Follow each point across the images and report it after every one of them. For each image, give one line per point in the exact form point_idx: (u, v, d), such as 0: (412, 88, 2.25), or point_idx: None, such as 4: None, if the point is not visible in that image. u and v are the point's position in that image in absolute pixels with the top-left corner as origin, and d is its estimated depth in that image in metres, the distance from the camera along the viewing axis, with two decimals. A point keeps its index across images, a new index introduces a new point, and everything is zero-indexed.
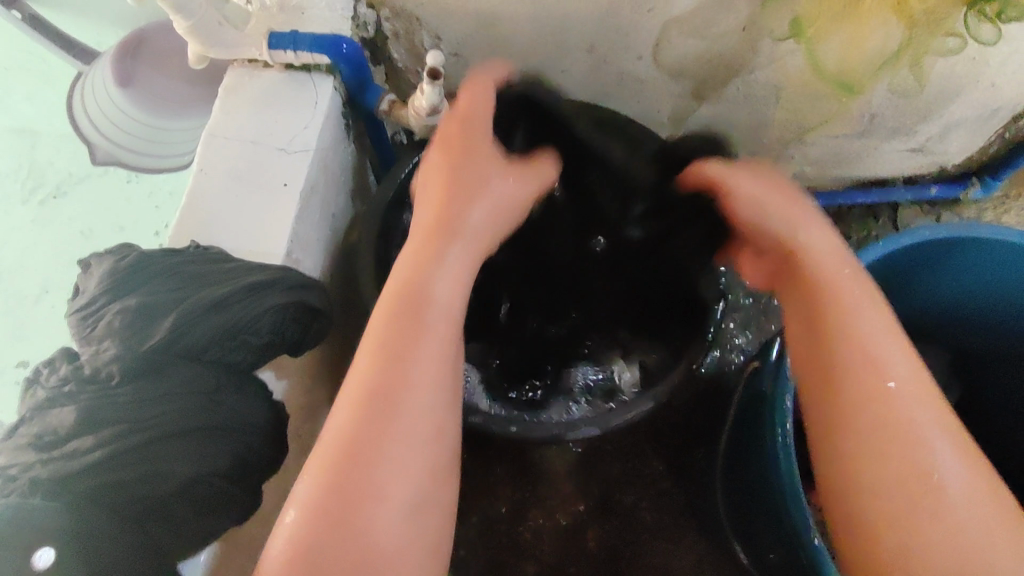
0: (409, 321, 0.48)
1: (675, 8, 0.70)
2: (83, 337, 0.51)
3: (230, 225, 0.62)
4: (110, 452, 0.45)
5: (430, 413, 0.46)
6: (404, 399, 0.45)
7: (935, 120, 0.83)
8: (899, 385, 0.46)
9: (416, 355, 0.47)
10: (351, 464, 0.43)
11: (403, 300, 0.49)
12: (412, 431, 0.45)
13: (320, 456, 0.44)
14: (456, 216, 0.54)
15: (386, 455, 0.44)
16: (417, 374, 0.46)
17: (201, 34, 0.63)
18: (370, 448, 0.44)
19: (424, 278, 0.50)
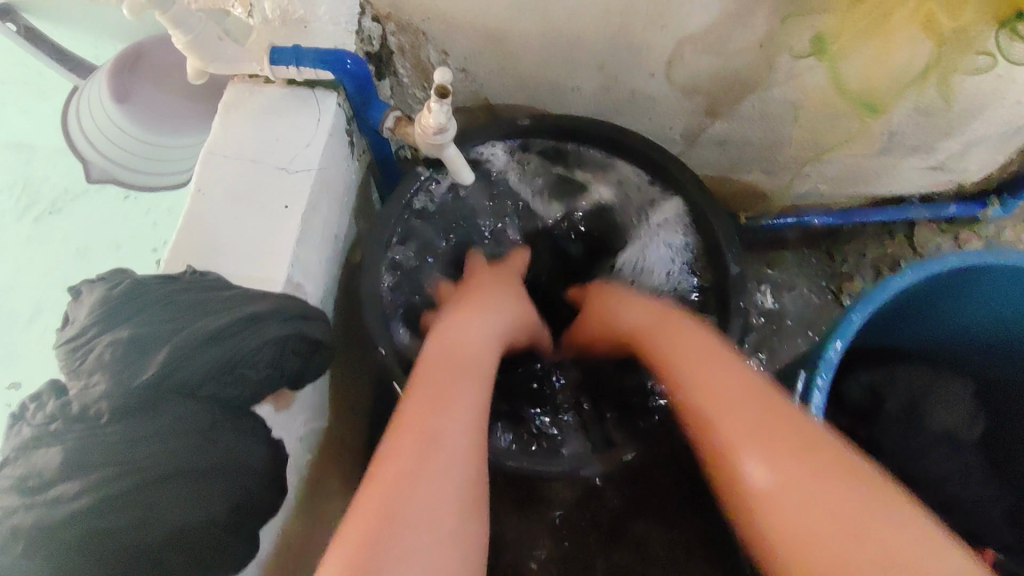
0: (448, 369, 0.56)
1: (689, 25, 0.68)
2: (71, 371, 0.48)
3: (229, 248, 0.59)
4: (97, 499, 0.43)
5: (468, 436, 0.50)
6: (445, 422, 0.50)
7: (956, 138, 0.79)
8: (774, 411, 0.49)
9: (455, 392, 0.53)
10: (390, 489, 0.45)
11: (441, 357, 0.57)
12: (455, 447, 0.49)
13: (375, 475, 0.47)
14: (474, 307, 0.67)
15: (433, 464, 0.47)
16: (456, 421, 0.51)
17: (200, 49, 0.60)
18: (417, 456, 0.47)
19: (460, 349, 0.59)
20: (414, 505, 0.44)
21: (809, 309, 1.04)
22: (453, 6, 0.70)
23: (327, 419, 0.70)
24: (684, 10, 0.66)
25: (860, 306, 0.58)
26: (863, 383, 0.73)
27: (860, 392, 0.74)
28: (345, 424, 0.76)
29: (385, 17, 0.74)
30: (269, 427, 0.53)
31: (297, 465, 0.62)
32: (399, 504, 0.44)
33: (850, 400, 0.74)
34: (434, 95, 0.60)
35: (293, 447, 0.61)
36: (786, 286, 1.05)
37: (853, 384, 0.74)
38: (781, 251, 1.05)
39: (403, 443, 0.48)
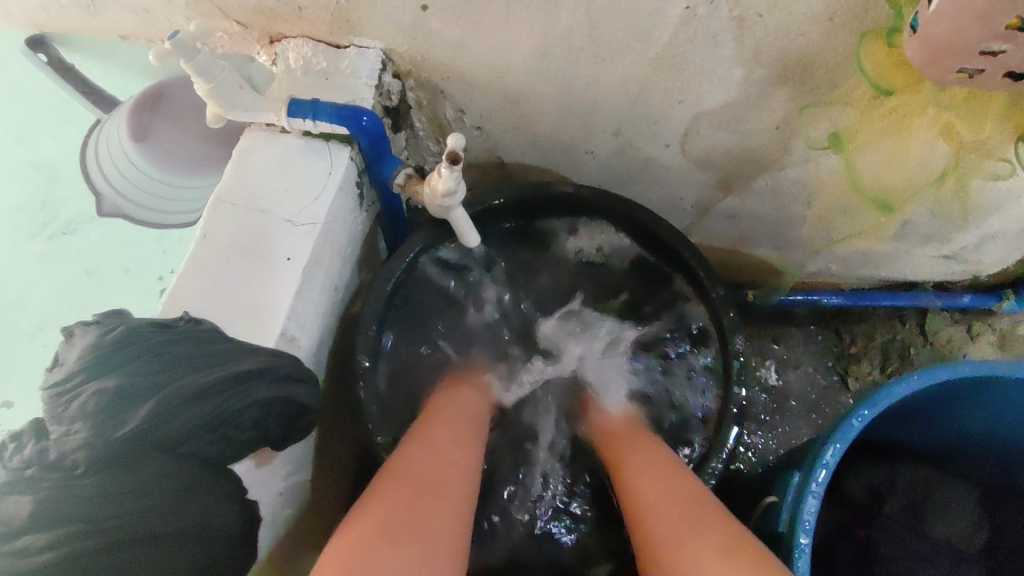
0: (457, 434, 0.63)
1: (706, 102, 0.68)
2: (53, 415, 0.47)
3: (227, 298, 0.59)
4: (64, 556, 0.42)
5: (466, 471, 0.59)
6: (451, 454, 0.59)
7: (972, 231, 0.78)
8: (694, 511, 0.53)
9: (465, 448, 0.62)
10: (409, 479, 0.53)
11: (458, 428, 0.64)
12: (459, 465, 0.58)
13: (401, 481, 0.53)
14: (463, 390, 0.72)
15: (442, 477, 0.55)
16: (468, 457, 0.61)
17: (219, 97, 0.61)
18: (439, 465, 0.56)
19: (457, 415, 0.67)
20: (434, 489, 0.53)
21: (814, 390, 1.02)
22: (473, 65, 0.70)
23: (312, 470, 0.69)
24: (704, 88, 0.66)
25: (864, 408, 0.56)
26: (863, 481, 0.71)
27: (861, 488, 0.71)
28: (331, 474, 0.75)
29: (406, 73, 0.74)
30: (244, 487, 0.52)
31: (272, 520, 0.60)
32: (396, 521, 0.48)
33: (847, 493, 0.71)
34: (445, 160, 0.60)
35: (269, 502, 0.59)
36: (791, 363, 1.03)
37: (853, 480, 0.71)
38: (786, 326, 1.04)
39: (425, 460, 0.56)
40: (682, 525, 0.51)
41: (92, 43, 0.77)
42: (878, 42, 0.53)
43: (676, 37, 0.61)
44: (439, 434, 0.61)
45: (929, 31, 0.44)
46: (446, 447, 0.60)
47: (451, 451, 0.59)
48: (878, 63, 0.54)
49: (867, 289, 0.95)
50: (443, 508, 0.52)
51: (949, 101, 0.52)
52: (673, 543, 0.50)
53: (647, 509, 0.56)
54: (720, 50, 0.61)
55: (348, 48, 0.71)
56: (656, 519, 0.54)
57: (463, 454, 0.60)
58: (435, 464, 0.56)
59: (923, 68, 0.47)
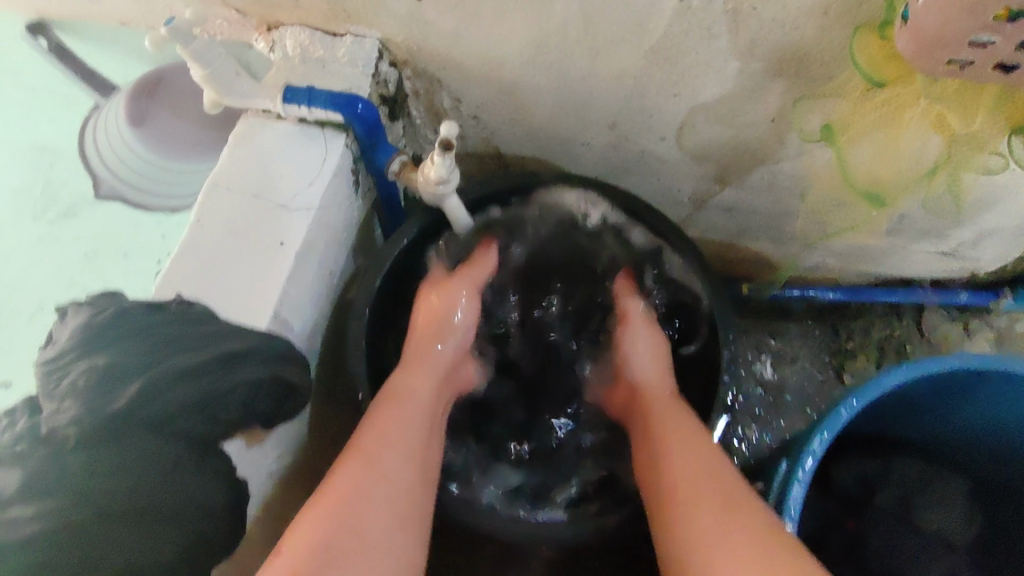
0: (394, 412, 0.60)
1: (701, 95, 0.68)
2: (46, 392, 0.48)
3: (220, 281, 0.60)
4: (51, 530, 0.42)
5: (404, 461, 0.57)
6: (382, 451, 0.56)
7: (969, 227, 0.77)
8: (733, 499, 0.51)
9: (403, 429, 0.59)
10: (336, 493, 0.52)
11: (388, 400, 0.61)
12: (394, 462, 0.56)
13: (326, 499, 0.51)
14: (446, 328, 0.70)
15: (372, 479, 0.54)
16: (408, 433, 0.59)
17: (213, 83, 0.63)
18: (371, 460, 0.55)
19: (408, 388, 0.63)
20: (366, 499, 0.52)
21: (810, 384, 1.02)
22: (469, 55, 0.71)
23: (304, 454, 0.69)
24: (698, 80, 0.66)
25: (852, 399, 0.56)
26: (856, 473, 0.71)
27: (854, 481, 0.71)
28: (323, 458, 0.75)
29: (402, 63, 0.74)
30: (234, 467, 0.53)
31: (263, 501, 0.61)
32: (341, 507, 0.51)
33: (840, 486, 0.72)
34: (438, 147, 0.60)
35: (260, 483, 0.60)
36: (787, 357, 1.03)
37: (846, 472, 0.72)
38: (783, 321, 1.04)
39: (354, 464, 0.54)
40: (715, 521, 0.50)
41: (94, 29, 0.77)
42: (871, 35, 0.53)
43: (670, 29, 0.61)
44: (376, 421, 0.59)
45: (919, 23, 0.44)
46: (375, 439, 0.57)
47: (378, 445, 0.56)
48: (872, 56, 0.53)
49: (864, 285, 0.94)
50: (375, 519, 0.51)
51: (939, 93, 0.52)
52: (714, 535, 0.49)
53: (673, 490, 0.55)
54: (715, 43, 0.61)
55: (345, 37, 0.71)
56: (691, 499, 0.52)
57: (397, 442, 0.57)
58: (370, 467, 0.54)
59: (914, 61, 0.47)
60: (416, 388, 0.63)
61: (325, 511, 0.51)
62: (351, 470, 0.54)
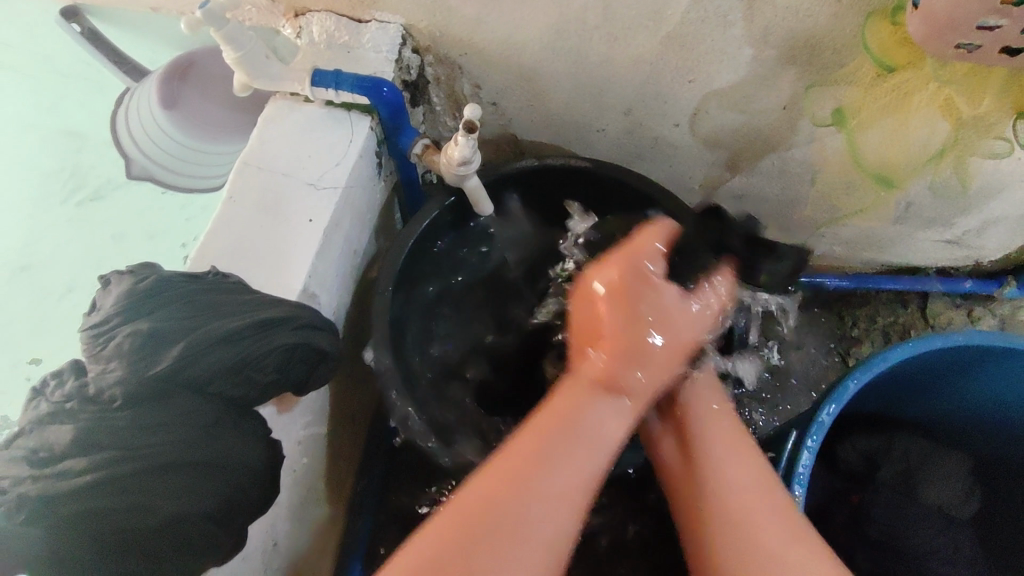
0: (560, 436, 0.45)
1: (715, 82, 0.70)
2: (91, 354, 0.51)
3: (251, 255, 0.62)
4: (101, 479, 0.45)
5: (562, 506, 0.43)
6: (537, 486, 0.43)
7: (974, 215, 0.80)
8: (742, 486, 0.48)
9: (561, 463, 0.44)
10: (470, 531, 0.41)
11: (559, 419, 0.46)
12: (552, 510, 0.42)
13: (453, 523, 0.41)
14: (644, 332, 0.50)
15: (521, 520, 0.41)
16: (578, 465, 0.45)
17: (246, 66, 0.65)
18: (524, 497, 0.42)
19: (577, 415, 0.46)
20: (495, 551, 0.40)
21: (815, 369, 1.04)
22: (490, 42, 0.73)
23: (326, 425, 0.72)
24: (713, 67, 0.68)
25: (856, 373, 0.59)
26: (859, 449, 0.72)
27: (856, 456, 0.73)
28: (344, 431, 0.78)
29: (425, 49, 0.76)
30: (269, 429, 0.55)
31: (292, 466, 0.64)
32: (483, 527, 0.41)
33: (843, 460, 0.73)
34: (462, 128, 0.63)
35: (289, 448, 0.63)
36: (793, 343, 1.05)
37: (848, 447, 0.73)
38: (790, 308, 1.06)
39: (500, 490, 0.42)
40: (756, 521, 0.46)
41: (125, 15, 0.80)
42: (882, 21, 0.55)
43: (687, 16, 0.63)
44: (536, 434, 0.45)
45: (931, 6, 0.47)
46: (529, 464, 0.44)
47: (532, 471, 0.43)
48: (882, 42, 0.56)
49: (870, 272, 0.96)
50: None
51: (949, 76, 0.54)
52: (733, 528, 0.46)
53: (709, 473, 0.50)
54: (730, 31, 0.63)
55: (370, 23, 0.74)
56: (721, 488, 0.49)
57: (561, 476, 0.44)
58: (531, 500, 0.42)
59: (925, 43, 0.49)
60: (600, 421, 0.47)
61: (460, 527, 0.41)
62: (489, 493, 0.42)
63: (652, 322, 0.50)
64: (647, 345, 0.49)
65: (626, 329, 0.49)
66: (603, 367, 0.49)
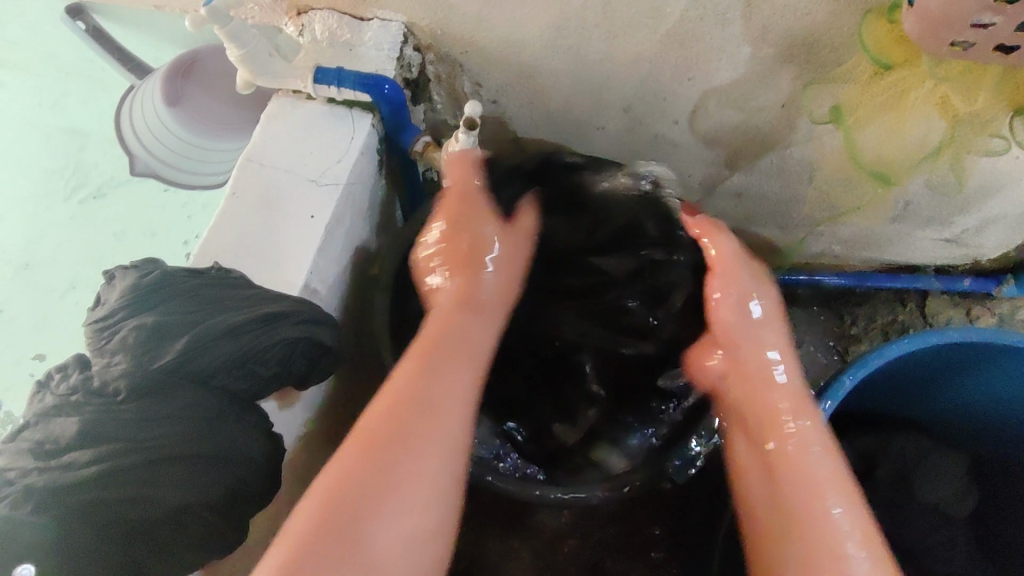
0: (400, 415, 0.51)
1: (714, 80, 0.71)
2: (97, 348, 0.51)
3: (254, 251, 0.63)
4: (105, 470, 0.45)
5: (436, 443, 0.51)
6: (404, 434, 0.50)
7: (972, 214, 0.80)
8: (842, 513, 0.50)
9: (429, 413, 0.51)
10: (354, 484, 0.48)
11: (389, 407, 0.51)
12: (419, 448, 0.50)
13: (327, 487, 0.48)
14: (472, 284, 0.61)
15: (394, 465, 0.49)
16: (445, 404, 0.53)
17: (250, 63, 0.65)
18: (381, 459, 0.49)
19: (414, 394, 0.52)
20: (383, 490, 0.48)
21: (814, 368, 1.06)
22: (490, 40, 0.73)
23: (328, 421, 0.72)
24: (712, 65, 0.69)
25: (851, 369, 0.59)
26: (856, 448, 0.74)
27: (854, 456, 0.74)
28: (345, 427, 0.78)
29: (426, 47, 0.77)
30: (271, 423, 0.56)
31: (293, 461, 0.64)
32: (359, 486, 0.48)
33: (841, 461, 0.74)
34: (463, 125, 0.64)
35: (290, 443, 0.63)
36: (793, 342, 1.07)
37: (847, 446, 0.74)
38: (790, 306, 1.07)
39: (369, 446, 0.49)
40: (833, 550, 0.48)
41: (129, 13, 0.80)
42: (878, 20, 0.56)
43: (686, 14, 0.63)
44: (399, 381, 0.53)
45: (925, 4, 0.47)
46: (390, 419, 0.51)
47: (399, 427, 0.50)
48: (879, 39, 0.56)
49: (869, 270, 0.97)
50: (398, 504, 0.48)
51: (945, 75, 0.54)
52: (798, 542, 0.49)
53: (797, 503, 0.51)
54: (729, 29, 0.64)
55: (372, 21, 0.74)
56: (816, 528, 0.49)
57: (438, 413, 0.52)
58: (392, 448, 0.49)
59: (921, 41, 0.50)
60: (445, 391, 0.53)
61: (329, 506, 0.47)
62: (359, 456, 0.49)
63: (449, 254, 0.62)
64: (470, 276, 0.61)
65: (462, 265, 0.62)
66: (455, 293, 0.61)
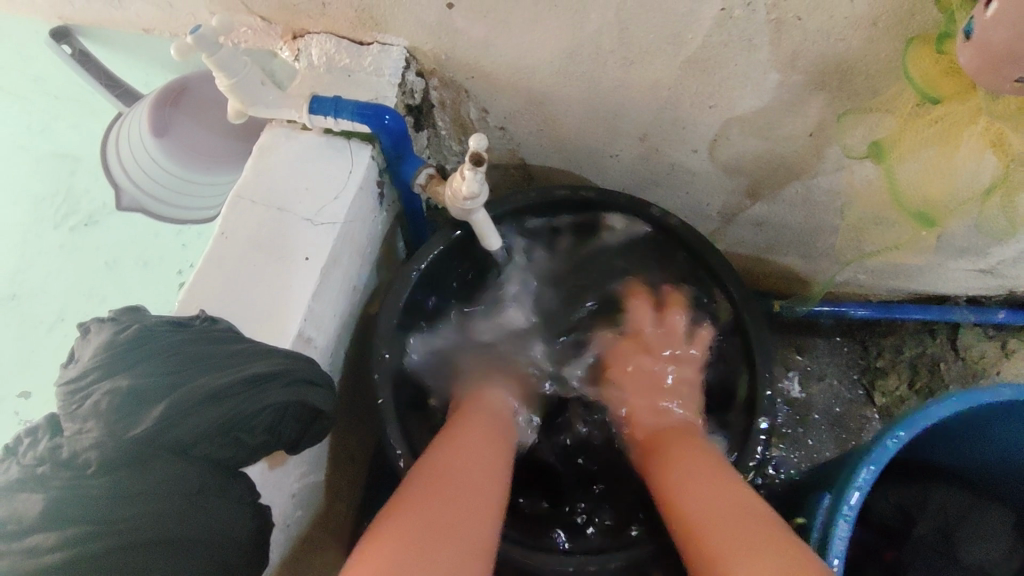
0: (448, 483, 0.53)
1: (738, 107, 0.66)
2: (67, 412, 0.47)
3: (243, 297, 0.58)
4: (71, 558, 0.41)
5: (478, 510, 0.52)
6: (450, 495, 0.52)
7: (1012, 246, 0.75)
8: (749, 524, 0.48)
9: (471, 486, 0.54)
10: (407, 531, 0.47)
11: (436, 477, 0.54)
12: (466, 509, 0.51)
13: (384, 548, 0.46)
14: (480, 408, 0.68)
15: (449, 523, 0.49)
16: (483, 483, 0.55)
17: (241, 93, 0.61)
18: (436, 514, 0.49)
19: (458, 467, 0.56)
20: (437, 542, 0.47)
21: (838, 404, 0.98)
22: (498, 66, 0.69)
23: (324, 471, 0.68)
24: (736, 93, 0.64)
25: (899, 429, 0.54)
26: (892, 501, 0.68)
27: (890, 508, 0.69)
28: (344, 474, 0.74)
29: (429, 72, 0.72)
30: (258, 492, 0.51)
31: (285, 523, 0.59)
32: (418, 539, 0.47)
33: (876, 514, 0.69)
34: (468, 161, 0.58)
35: (284, 503, 0.59)
36: (815, 374, 1.00)
37: (881, 498, 0.69)
38: (811, 337, 1.01)
39: (418, 505, 0.50)
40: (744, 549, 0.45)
41: (117, 35, 0.77)
42: (925, 47, 0.51)
43: (709, 39, 0.59)
44: (440, 463, 0.56)
45: (987, 37, 0.42)
46: (438, 487, 0.53)
47: (445, 492, 0.52)
48: (926, 73, 0.51)
49: (898, 302, 0.92)
50: (447, 552, 0.46)
51: (1002, 111, 0.49)
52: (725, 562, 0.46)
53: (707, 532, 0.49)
54: (755, 54, 0.59)
55: (372, 46, 0.69)
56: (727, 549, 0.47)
57: (473, 482, 0.55)
58: (441, 508, 0.50)
59: (977, 76, 0.45)
60: (485, 478, 0.56)
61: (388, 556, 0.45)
62: (409, 515, 0.49)
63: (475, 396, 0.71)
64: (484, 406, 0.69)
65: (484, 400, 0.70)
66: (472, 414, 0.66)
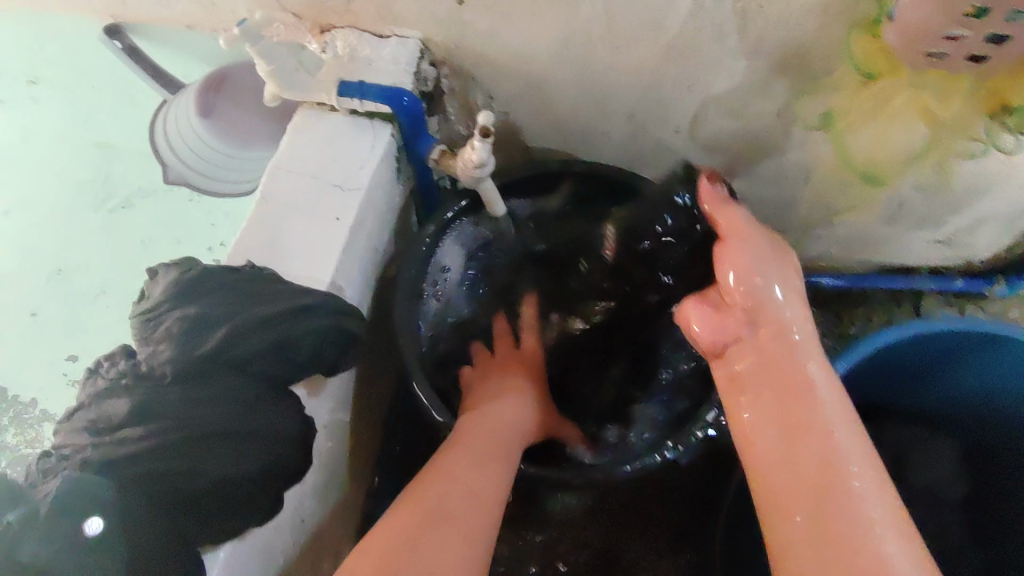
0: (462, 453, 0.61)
1: (713, 89, 0.75)
2: (142, 337, 0.56)
3: (285, 250, 0.67)
4: (152, 447, 0.49)
5: (485, 470, 0.60)
6: (459, 462, 0.60)
7: (961, 215, 0.84)
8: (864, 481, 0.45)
9: (478, 455, 0.62)
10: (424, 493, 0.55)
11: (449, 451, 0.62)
12: (474, 471, 0.59)
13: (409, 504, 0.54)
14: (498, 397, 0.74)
15: (457, 481, 0.57)
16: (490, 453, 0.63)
17: (276, 78, 0.70)
18: (446, 476, 0.57)
19: (471, 440, 0.64)
20: (447, 498, 0.55)
21: None
22: (502, 54, 0.78)
23: (351, 411, 0.76)
24: (710, 76, 0.73)
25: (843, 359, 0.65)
26: None
27: None
28: (366, 420, 0.82)
29: (441, 61, 0.82)
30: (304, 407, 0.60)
31: (320, 448, 0.68)
32: (431, 496, 0.54)
33: None
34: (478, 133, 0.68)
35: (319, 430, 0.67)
36: None
37: None
38: None
39: (432, 473, 0.58)
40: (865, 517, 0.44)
41: (162, 31, 0.86)
42: (863, 31, 0.60)
43: (684, 29, 0.68)
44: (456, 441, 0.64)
45: (904, 19, 0.52)
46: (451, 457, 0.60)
47: (455, 460, 0.60)
48: (865, 51, 0.60)
49: (868, 273, 1.01)
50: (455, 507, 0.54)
51: (925, 83, 0.58)
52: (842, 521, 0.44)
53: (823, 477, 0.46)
54: (725, 42, 0.68)
55: (390, 38, 0.79)
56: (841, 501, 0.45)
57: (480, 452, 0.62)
58: (450, 471, 0.58)
59: (901, 52, 0.54)
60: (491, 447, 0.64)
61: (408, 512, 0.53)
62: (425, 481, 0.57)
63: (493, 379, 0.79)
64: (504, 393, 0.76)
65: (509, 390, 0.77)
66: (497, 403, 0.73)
